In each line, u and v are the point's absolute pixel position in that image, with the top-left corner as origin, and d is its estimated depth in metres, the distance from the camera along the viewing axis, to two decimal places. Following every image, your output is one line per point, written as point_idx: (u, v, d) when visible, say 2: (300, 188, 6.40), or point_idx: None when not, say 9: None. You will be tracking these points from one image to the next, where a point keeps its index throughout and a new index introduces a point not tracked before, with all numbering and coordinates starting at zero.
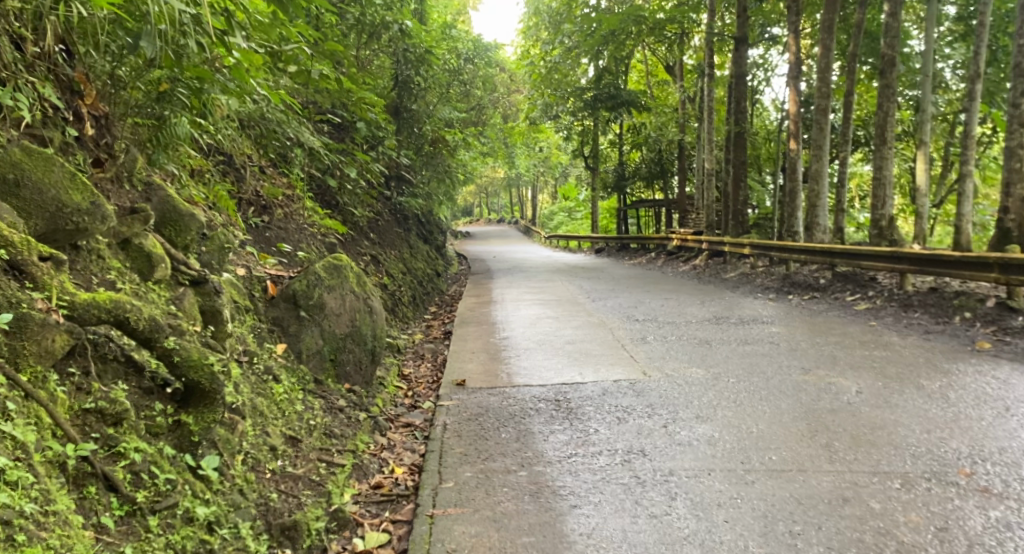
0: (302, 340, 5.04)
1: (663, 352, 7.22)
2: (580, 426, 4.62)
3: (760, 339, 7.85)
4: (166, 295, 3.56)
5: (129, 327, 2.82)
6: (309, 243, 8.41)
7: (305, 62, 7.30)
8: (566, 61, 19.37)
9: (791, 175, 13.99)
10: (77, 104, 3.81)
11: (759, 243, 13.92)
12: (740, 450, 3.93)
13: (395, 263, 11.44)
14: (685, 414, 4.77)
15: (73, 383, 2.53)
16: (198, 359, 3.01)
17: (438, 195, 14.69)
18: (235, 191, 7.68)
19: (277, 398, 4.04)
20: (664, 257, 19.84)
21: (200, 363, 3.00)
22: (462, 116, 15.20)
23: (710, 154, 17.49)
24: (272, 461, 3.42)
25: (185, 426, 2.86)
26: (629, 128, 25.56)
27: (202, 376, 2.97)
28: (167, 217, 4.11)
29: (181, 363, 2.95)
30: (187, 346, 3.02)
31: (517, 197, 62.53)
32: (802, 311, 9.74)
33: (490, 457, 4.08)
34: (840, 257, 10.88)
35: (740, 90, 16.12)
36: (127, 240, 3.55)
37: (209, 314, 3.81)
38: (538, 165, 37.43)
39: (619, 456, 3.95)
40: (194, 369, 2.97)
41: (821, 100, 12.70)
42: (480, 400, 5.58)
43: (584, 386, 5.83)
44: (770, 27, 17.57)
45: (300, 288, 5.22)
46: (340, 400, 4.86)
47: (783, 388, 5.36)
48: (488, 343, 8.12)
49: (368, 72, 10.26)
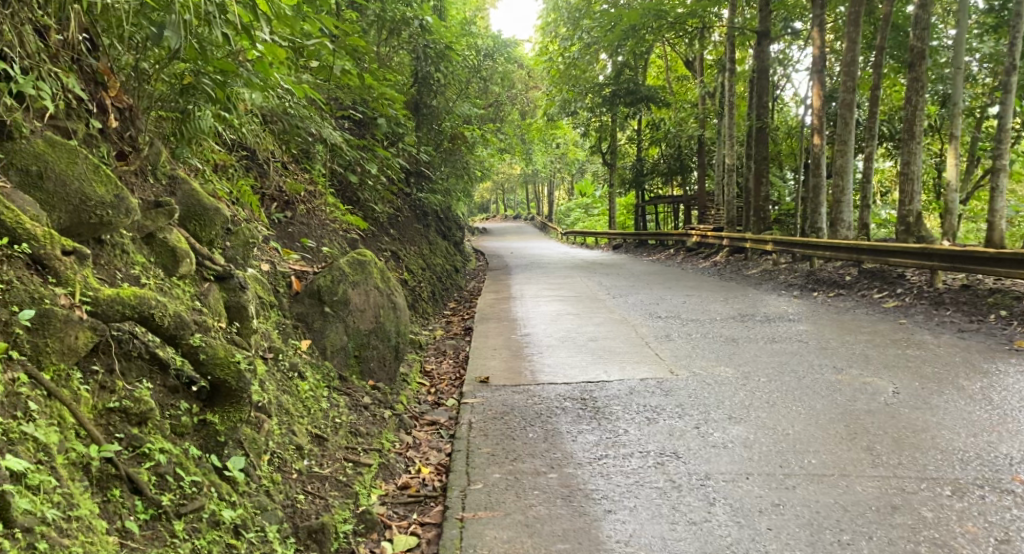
0: (326, 337, 4.96)
1: (690, 350, 7.09)
2: (609, 427, 4.51)
3: (787, 337, 7.69)
4: (191, 291, 3.51)
5: (154, 323, 2.70)
6: (330, 239, 8.36)
7: (327, 56, 7.22)
8: (584, 57, 19.21)
9: (815, 170, 13.77)
10: (101, 96, 3.73)
11: (782, 240, 13.71)
12: (777, 454, 3.81)
13: (414, 259, 11.37)
14: (717, 416, 4.65)
15: (97, 381, 2.46)
16: (224, 358, 2.93)
17: (457, 191, 14.61)
18: (257, 187, 7.63)
19: (302, 396, 3.96)
20: (684, 254, 19.65)
21: (227, 362, 2.92)
22: (481, 112, 15.09)
23: (732, 150, 17.28)
24: (299, 461, 3.35)
25: (210, 426, 2.80)
26: (647, 124, 25.36)
27: (229, 374, 2.92)
28: (191, 211, 4.03)
29: (207, 361, 2.86)
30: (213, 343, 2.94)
31: (533, 193, 62.37)
32: (829, 309, 9.56)
33: (518, 458, 3.99)
34: (868, 254, 10.66)
35: (763, 85, 15.89)
36: (152, 234, 3.47)
37: (234, 310, 3.75)
38: (555, 161, 37.27)
39: (653, 459, 3.84)
40: (221, 368, 2.90)
41: (847, 95, 12.46)
42: (505, 398, 5.48)
43: (610, 385, 5.71)
44: (793, 21, 17.31)
45: (324, 283, 5.14)
46: (365, 397, 4.78)
47: (817, 388, 5.22)
48: (510, 340, 8.01)
49: (388, 67, 10.18)
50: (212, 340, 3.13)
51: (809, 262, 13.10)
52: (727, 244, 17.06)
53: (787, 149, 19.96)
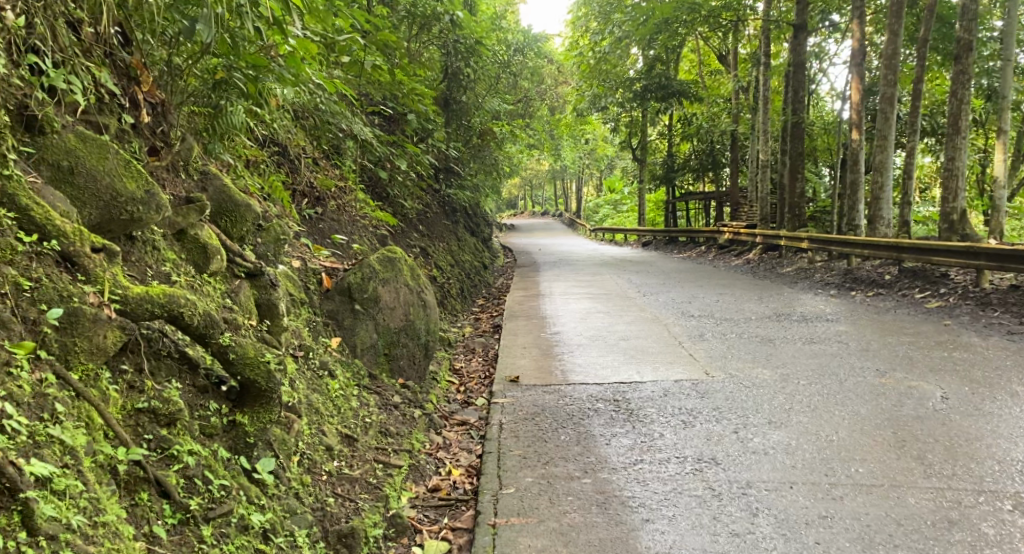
0: (356, 334, 4.91)
1: (725, 351, 6.94)
2: (643, 430, 4.40)
3: (826, 339, 7.50)
4: (223, 288, 3.47)
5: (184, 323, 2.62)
6: (360, 235, 8.34)
7: (358, 52, 7.19)
8: (615, 51, 19.02)
9: (853, 166, 13.47)
10: (134, 91, 3.69)
11: (818, 237, 13.42)
12: (821, 463, 3.69)
13: (443, 255, 11.33)
14: (755, 421, 4.52)
15: (125, 381, 2.41)
16: (255, 358, 2.84)
17: (486, 187, 14.54)
18: (289, 182, 7.63)
19: (332, 395, 3.90)
20: (716, 251, 19.38)
21: (257, 362, 2.83)
22: (510, 108, 15.00)
23: (766, 145, 16.96)
24: (329, 462, 3.28)
25: (239, 427, 2.75)
26: (678, 119, 25.05)
27: (258, 374, 2.82)
28: (223, 207, 3.99)
29: (237, 361, 2.77)
30: (243, 342, 2.86)
31: (561, 189, 62.11)
32: (869, 309, 9.32)
33: (551, 461, 3.90)
34: (909, 252, 10.36)
35: (799, 80, 15.58)
36: (183, 231, 3.42)
37: (265, 308, 3.70)
38: (584, 157, 37.03)
39: (690, 465, 3.74)
40: (250, 368, 2.81)
41: (888, 89, 12.15)
42: (535, 398, 5.39)
43: (643, 386, 5.59)
44: (830, 14, 16.94)
45: (354, 280, 5.08)
46: (395, 396, 4.71)
47: (861, 392, 5.05)
48: (540, 338, 7.91)
49: (419, 62, 10.13)
50: (242, 339, 3.08)
51: (846, 260, 12.82)
52: (760, 242, 16.77)
53: (822, 145, 19.58)
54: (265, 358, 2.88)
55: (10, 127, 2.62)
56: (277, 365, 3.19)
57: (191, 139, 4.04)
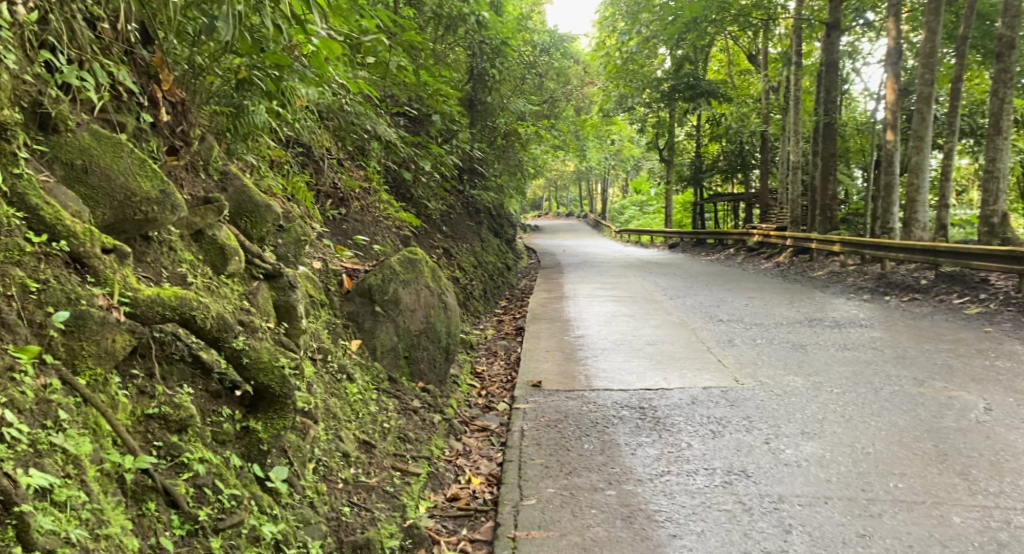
0: (376, 337, 4.84)
1: (754, 358, 6.78)
2: (670, 440, 4.28)
3: (859, 346, 7.30)
4: (240, 290, 3.41)
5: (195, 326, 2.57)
6: (383, 235, 8.30)
7: (384, 52, 7.14)
8: (642, 51, 18.84)
9: (887, 168, 13.18)
10: (153, 89, 3.64)
11: (851, 240, 13.15)
12: (857, 478, 3.55)
13: (467, 256, 11.27)
14: (786, 432, 4.38)
15: (135, 387, 2.36)
16: (268, 361, 2.76)
17: (510, 188, 14.45)
18: (313, 183, 7.60)
19: (350, 399, 3.83)
20: (744, 253, 19.12)
21: (271, 366, 2.75)
22: (536, 108, 14.90)
23: (796, 146, 16.66)
24: (345, 470, 3.21)
25: (253, 433, 2.66)
26: (706, 120, 24.78)
27: (272, 378, 2.73)
28: (243, 208, 3.94)
29: (250, 364, 2.70)
30: (256, 346, 2.75)
31: (587, 190, 61.89)
32: (904, 315, 9.11)
33: (574, 471, 3.79)
34: (945, 256, 10.20)
35: (831, 79, 15.28)
36: (201, 231, 3.36)
37: (283, 309, 3.64)
38: (610, 158, 36.82)
39: (719, 478, 3.62)
40: (263, 372, 2.72)
41: (925, 88, 11.86)
42: (559, 404, 5.28)
43: (670, 393, 5.46)
44: (864, 12, 16.62)
45: (375, 282, 5.01)
46: (415, 400, 4.63)
47: (898, 404, 4.89)
48: (564, 341, 7.79)
49: (445, 62, 10.08)
50: (258, 342, 3.00)
51: (880, 264, 12.55)
52: (790, 244, 16.49)
53: (854, 146, 19.22)
54: (280, 362, 2.79)
55: (22, 125, 2.58)
56: (293, 369, 3.11)
57: (211, 138, 3.98)
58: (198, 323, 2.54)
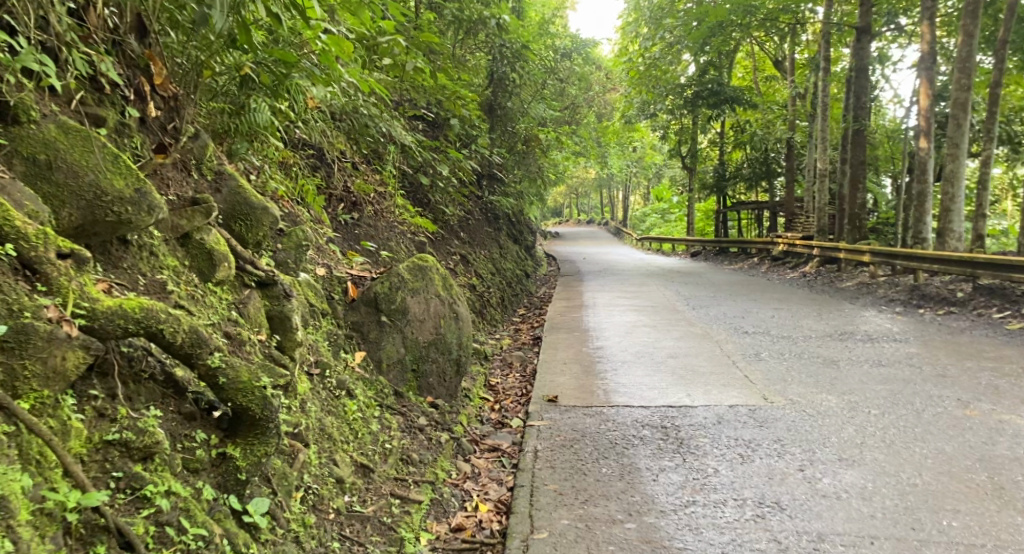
0: (382, 349, 4.59)
1: (783, 374, 6.44)
2: (694, 465, 3.96)
3: (895, 362, 6.94)
4: (230, 298, 3.16)
5: (163, 340, 2.37)
6: (397, 241, 8.05)
7: (399, 53, 6.91)
8: (666, 57, 18.50)
9: (920, 176, 12.75)
10: (140, 81, 3.40)
11: (882, 250, 12.72)
12: (903, 515, 3.22)
13: (484, 263, 11.01)
14: (822, 459, 4.05)
15: (94, 409, 2.18)
16: (247, 382, 2.56)
17: (530, 195, 14.17)
18: (325, 187, 7.38)
19: (348, 417, 3.56)
20: (769, 263, 18.70)
21: (250, 387, 2.55)
22: (556, 114, 14.63)
23: (823, 153, 16.22)
24: (338, 498, 2.94)
25: (230, 460, 2.47)
26: (730, 127, 24.36)
27: (252, 401, 2.55)
28: (237, 210, 3.68)
29: (227, 385, 2.51)
30: (236, 364, 2.57)
31: (607, 197, 61.55)
32: (940, 330, 8.74)
33: (591, 500, 3.49)
34: (983, 268, 9.88)
35: (860, 85, 14.85)
36: (187, 235, 3.12)
37: (277, 320, 3.37)
38: (631, 166, 36.40)
39: (750, 511, 3.29)
40: (241, 393, 2.53)
41: (962, 93, 11.44)
42: (575, 422, 4.97)
43: (694, 411, 5.12)
44: (896, 17, 16.17)
45: (382, 290, 4.75)
46: (422, 417, 4.35)
47: (943, 430, 4.56)
48: (582, 353, 7.48)
49: (464, 66, 9.83)
50: (241, 359, 2.73)
51: (912, 276, 12.13)
52: (817, 254, 16.04)
53: (884, 154, 18.73)
54: (261, 382, 2.60)
55: None
56: (280, 387, 2.86)
57: (206, 135, 3.74)
58: (165, 338, 2.38)
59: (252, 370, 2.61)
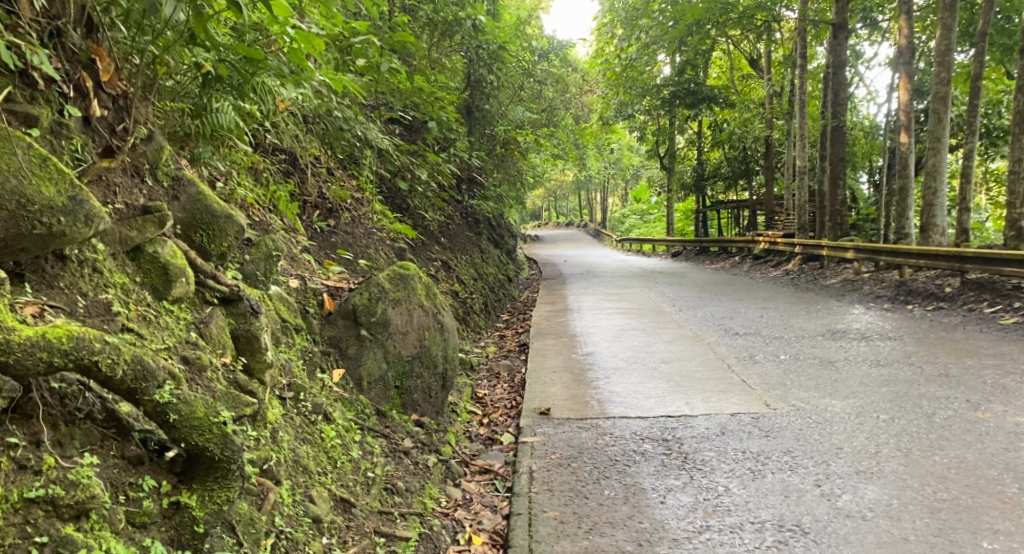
0: (362, 365, 4.24)
1: (782, 378, 6.19)
2: (703, 483, 3.73)
3: (894, 362, 6.72)
4: (188, 318, 2.81)
5: (99, 374, 2.14)
6: (375, 248, 7.70)
7: (371, 52, 6.57)
8: (642, 57, 18.27)
9: (903, 170, 12.63)
10: (81, 77, 3.04)
11: (866, 247, 12.59)
12: (936, 538, 3.09)
13: (466, 268, 10.68)
14: (838, 471, 3.81)
15: (15, 460, 1.94)
16: (204, 417, 2.34)
17: (510, 198, 13.85)
18: (298, 193, 7.02)
19: (326, 445, 3.22)
20: (750, 261, 18.55)
21: (207, 424, 2.33)
22: (534, 116, 14.35)
23: (803, 150, 16.07)
24: (314, 541, 2.61)
25: (185, 509, 2.21)
26: (707, 126, 24.25)
27: (211, 440, 2.31)
28: (198, 218, 3.30)
29: (180, 422, 2.28)
30: (190, 398, 2.35)
31: (586, 199, 61.47)
32: (934, 326, 8.57)
33: (595, 529, 3.29)
34: (972, 261, 9.70)
35: (838, 82, 14.75)
36: (139, 248, 2.77)
37: (243, 341, 3.04)
38: (609, 167, 36.24)
39: (770, 536, 3.15)
40: (197, 432, 2.30)
41: (944, 86, 11.32)
42: (571, 437, 4.66)
43: (695, 421, 4.85)
44: (872, 13, 16.07)
45: (360, 302, 4.40)
46: (407, 439, 4.03)
47: (959, 435, 4.35)
48: (572, 360, 7.17)
49: (440, 68, 9.51)
50: (198, 391, 2.49)
51: (898, 271, 12.00)
52: (799, 252, 15.89)
53: (862, 151, 18.66)
54: (219, 417, 2.38)
55: None
56: (242, 421, 2.56)
57: (162, 136, 3.39)
58: (101, 372, 2.15)
59: (210, 403, 2.38)
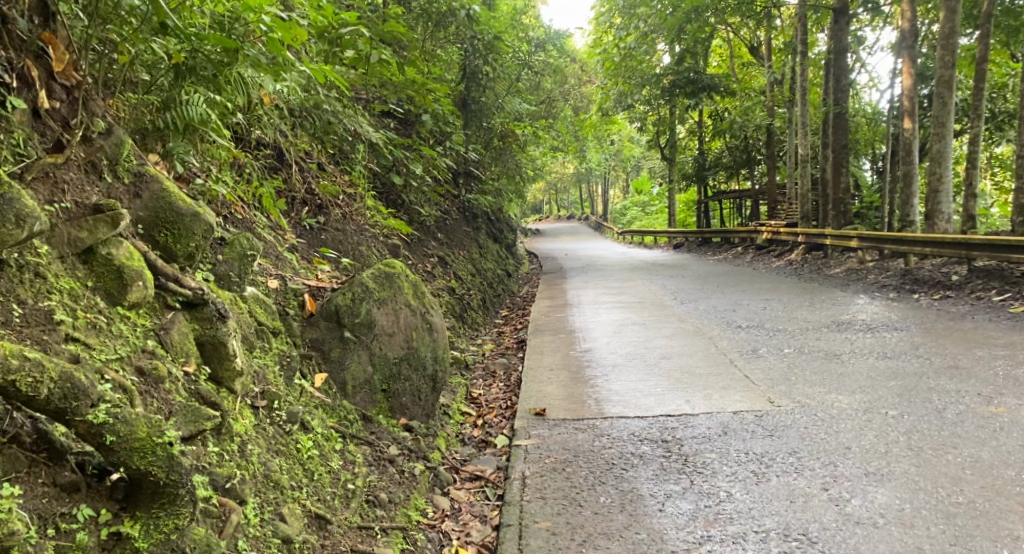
0: (346, 368, 4.06)
1: (786, 372, 5.99)
2: (704, 488, 3.54)
3: (901, 354, 6.52)
4: (146, 324, 2.64)
5: (18, 394, 1.97)
6: (367, 245, 7.51)
7: (358, 44, 6.36)
8: (641, 47, 18.01)
9: (907, 157, 12.38)
10: (28, 65, 2.83)
11: (870, 235, 12.37)
12: (953, 547, 2.91)
13: (463, 264, 10.48)
14: (847, 473, 3.61)
15: None
16: (147, 438, 2.17)
17: (508, 191, 13.63)
18: (286, 190, 6.82)
19: (302, 456, 3.04)
20: (753, 252, 18.34)
21: (150, 445, 2.16)
22: (532, 108, 14.14)
23: (805, 139, 15.83)
24: None
25: (126, 541, 2.07)
26: (708, 116, 24.00)
27: (154, 463, 2.15)
28: (161, 217, 3.11)
29: (118, 444, 2.11)
30: (131, 417, 2.16)
31: (587, 192, 61.28)
32: (941, 316, 8.35)
33: (589, 541, 3.11)
34: (979, 248, 9.47)
35: (840, 68, 14.48)
36: (91, 250, 2.61)
37: (209, 348, 2.86)
38: (610, 159, 35.98)
39: (775, 547, 2.98)
40: (138, 454, 2.14)
41: (948, 69, 11.07)
42: (566, 439, 4.47)
43: (696, 421, 4.65)
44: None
45: (344, 302, 4.21)
46: (393, 445, 3.85)
47: (971, 432, 4.15)
48: (570, 358, 6.98)
49: (434, 60, 9.29)
50: (143, 405, 2.31)
51: (902, 260, 11.78)
52: (802, 241, 15.66)
53: (864, 138, 18.41)
54: (164, 437, 2.21)
55: None
56: (196, 437, 2.41)
57: (122, 130, 3.21)
58: (23, 394, 1.99)
59: (153, 421, 2.21)
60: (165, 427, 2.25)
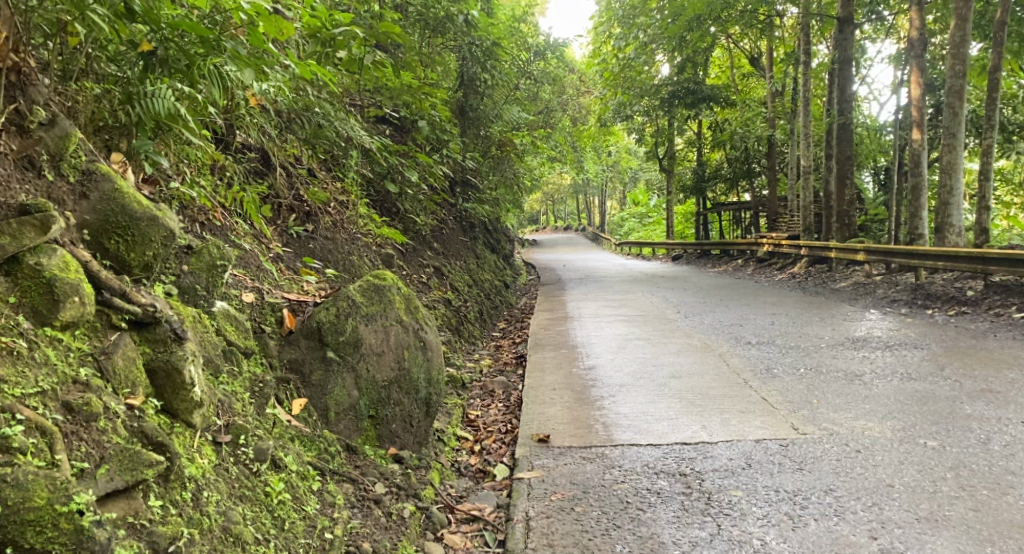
0: (328, 393, 3.62)
1: (806, 395, 5.56)
2: (735, 535, 3.21)
3: (925, 375, 6.10)
4: (83, 349, 2.24)
5: None
6: (358, 255, 7.06)
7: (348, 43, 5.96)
8: (640, 57, 17.61)
9: (916, 169, 11.96)
10: None
11: (878, 248, 11.97)
12: None
13: (460, 275, 10.05)
14: (896, 519, 3.27)
15: None
16: (46, 507, 1.81)
17: (506, 201, 13.20)
18: (272, 196, 6.40)
19: (271, 501, 2.61)
20: (754, 264, 17.95)
21: (50, 516, 1.80)
22: (530, 117, 13.73)
23: (807, 150, 15.44)
24: None
25: None
26: (707, 126, 23.66)
27: (55, 539, 1.80)
28: (111, 222, 2.68)
29: (7, 515, 1.76)
30: (28, 475, 1.81)
31: (584, 202, 60.99)
32: (961, 333, 7.94)
33: None
34: (996, 263, 9.08)
35: (845, 78, 14.08)
36: (15, 259, 2.20)
37: (161, 375, 2.43)
38: (607, 169, 35.63)
39: None
40: (32, 529, 1.78)
41: (959, 79, 10.66)
42: (574, 470, 4.04)
43: (716, 450, 4.22)
44: (877, 8, 15.44)
45: (327, 319, 3.78)
46: (379, 482, 3.42)
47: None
48: (572, 376, 6.54)
49: (430, 66, 8.89)
50: (60, 451, 1.94)
51: (912, 274, 11.38)
52: (805, 254, 15.27)
53: (867, 151, 18.06)
54: (70, 504, 1.85)
55: None
56: (125, 494, 2.02)
57: (71, 121, 2.79)
58: None
59: (57, 484, 1.85)
60: (75, 489, 1.89)
